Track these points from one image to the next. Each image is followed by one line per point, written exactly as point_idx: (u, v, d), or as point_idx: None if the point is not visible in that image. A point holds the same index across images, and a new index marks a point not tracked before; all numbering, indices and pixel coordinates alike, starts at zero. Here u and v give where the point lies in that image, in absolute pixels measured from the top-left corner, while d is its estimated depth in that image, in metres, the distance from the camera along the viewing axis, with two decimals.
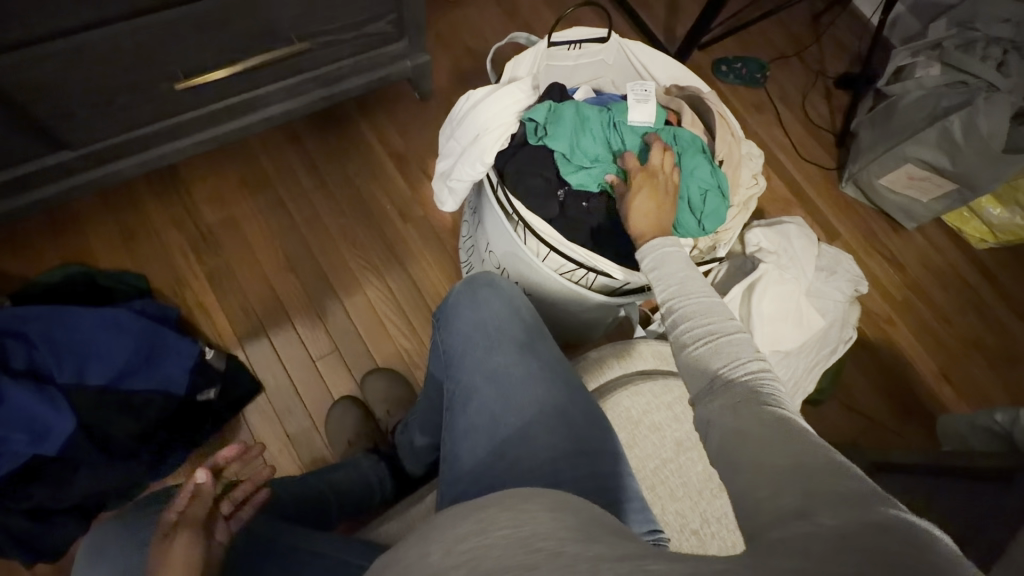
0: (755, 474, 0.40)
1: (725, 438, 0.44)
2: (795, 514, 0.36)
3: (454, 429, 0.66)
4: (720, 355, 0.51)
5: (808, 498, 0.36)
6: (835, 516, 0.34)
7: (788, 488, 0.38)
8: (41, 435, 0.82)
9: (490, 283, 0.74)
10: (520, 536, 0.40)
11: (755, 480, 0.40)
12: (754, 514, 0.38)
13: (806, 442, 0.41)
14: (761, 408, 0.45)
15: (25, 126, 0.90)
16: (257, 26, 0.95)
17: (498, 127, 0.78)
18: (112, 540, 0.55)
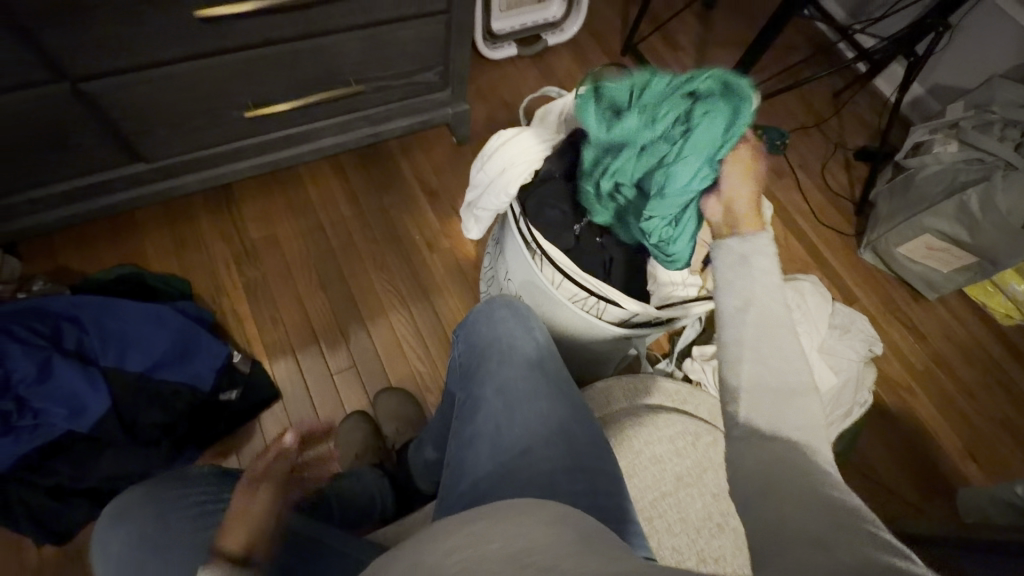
0: (778, 511, 0.40)
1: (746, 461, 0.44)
2: (814, 558, 0.35)
3: (461, 438, 0.69)
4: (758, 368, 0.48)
5: (830, 547, 0.35)
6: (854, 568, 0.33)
7: (814, 535, 0.36)
8: (78, 411, 0.89)
9: (508, 304, 0.79)
10: (514, 546, 0.41)
11: (777, 523, 0.39)
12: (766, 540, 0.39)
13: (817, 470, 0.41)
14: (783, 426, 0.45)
15: (112, 140, 1.03)
16: (321, 69, 1.08)
17: (522, 164, 0.84)
18: (133, 502, 0.60)
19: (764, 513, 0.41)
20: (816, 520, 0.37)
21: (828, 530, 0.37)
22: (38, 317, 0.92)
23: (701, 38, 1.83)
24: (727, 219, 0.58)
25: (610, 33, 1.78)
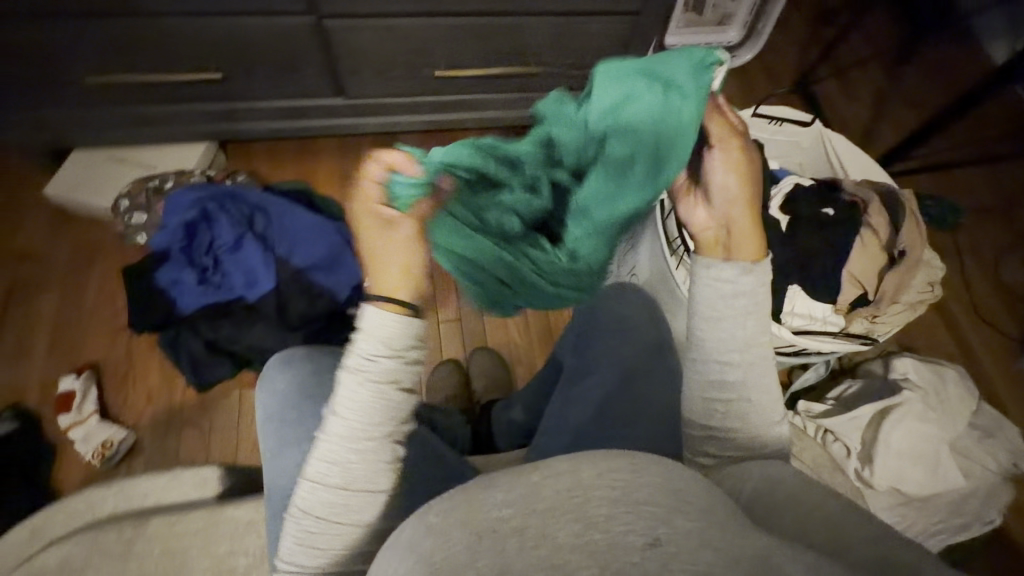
0: (761, 477, 0.50)
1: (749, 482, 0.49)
2: (786, 495, 0.47)
3: (568, 394, 0.74)
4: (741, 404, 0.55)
5: (821, 502, 0.45)
6: (813, 497, 0.46)
7: (782, 483, 0.49)
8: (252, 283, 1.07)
9: (636, 292, 0.82)
10: (626, 490, 0.39)
11: (770, 487, 0.48)
12: (762, 496, 0.48)
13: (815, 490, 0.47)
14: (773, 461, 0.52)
15: (325, 72, 1.20)
16: (510, 46, 1.18)
17: None
18: (298, 357, 0.71)
19: (757, 479, 0.50)
20: (772, 471, 0.51)
21: (804, 487, 0.48)
22: (236, 203, 1.09)
23: (886, 91, 1.70)
24: (726, 243, 0.57)
25: (786, 67, 1.72)
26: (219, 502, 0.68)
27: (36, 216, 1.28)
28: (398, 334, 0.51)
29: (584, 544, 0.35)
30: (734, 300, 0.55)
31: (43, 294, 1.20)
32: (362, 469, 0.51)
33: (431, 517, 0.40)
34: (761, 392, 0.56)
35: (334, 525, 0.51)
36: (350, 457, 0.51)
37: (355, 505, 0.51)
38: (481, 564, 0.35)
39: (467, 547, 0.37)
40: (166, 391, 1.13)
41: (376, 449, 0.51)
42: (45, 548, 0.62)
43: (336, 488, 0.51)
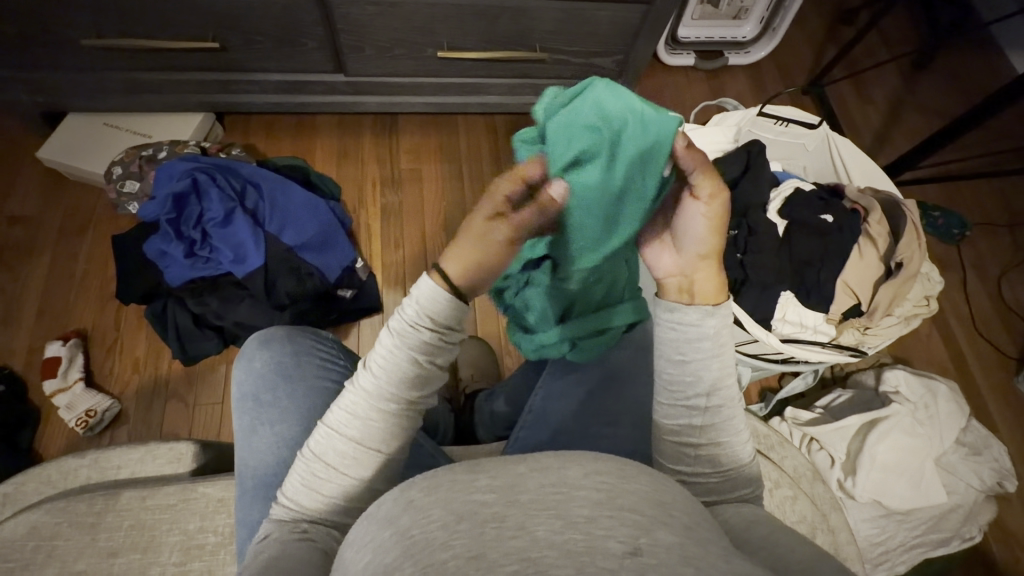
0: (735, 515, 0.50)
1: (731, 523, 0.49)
2: (758, 529, 0.48)
3: (548, 389, 0.72)
4: (714, 452, 0.55)
5: (786, 534, 0.46)
6: (779, 531, 0.47)
7: (755, 520, 0.49)
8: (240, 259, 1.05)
9: (626, 289, 0.80)
10: (603, 492, 0.41)
11: (744, 524, 0.49)
12: (734, 530, 0.48)
13: (790, 535, 0.46)
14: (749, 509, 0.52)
15: (326, 46, 1.17)
16: (517, 29, 1.15)
17: None
18: (278, 339, 0.69)
19: (732, 518, 0.50)
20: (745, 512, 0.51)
21: (775, 525, 0.48)
22: (228, 177, 1.07)
23: (901, 97, 1.66)
24: (688, 287, 0.55)
25: (801, 67, 1.68)
26: (192, 478, 0.68)
27: (29, 178, 1.27)
28: (445, 310, 0.52)
29: (562, 543, 0.36)
30: (699, 344, 0.54)
31: (32, 258, 1.19)
32: (366, 428, 0.51)
33: (413, 494, 0.42)
34: (730, 434, 0.56)
35: (336, 475, 0.51)
36: (370, 413, 0.51)
37: (362, 462, 0.51)
38: (456, 544, 0.36)
39: (445, 524, 0.38)
40: (153, 362, 1.13)
41: (389, 412, 0.51)
42: (15, 516, 0.62)
43: (348, 439, 0.51)
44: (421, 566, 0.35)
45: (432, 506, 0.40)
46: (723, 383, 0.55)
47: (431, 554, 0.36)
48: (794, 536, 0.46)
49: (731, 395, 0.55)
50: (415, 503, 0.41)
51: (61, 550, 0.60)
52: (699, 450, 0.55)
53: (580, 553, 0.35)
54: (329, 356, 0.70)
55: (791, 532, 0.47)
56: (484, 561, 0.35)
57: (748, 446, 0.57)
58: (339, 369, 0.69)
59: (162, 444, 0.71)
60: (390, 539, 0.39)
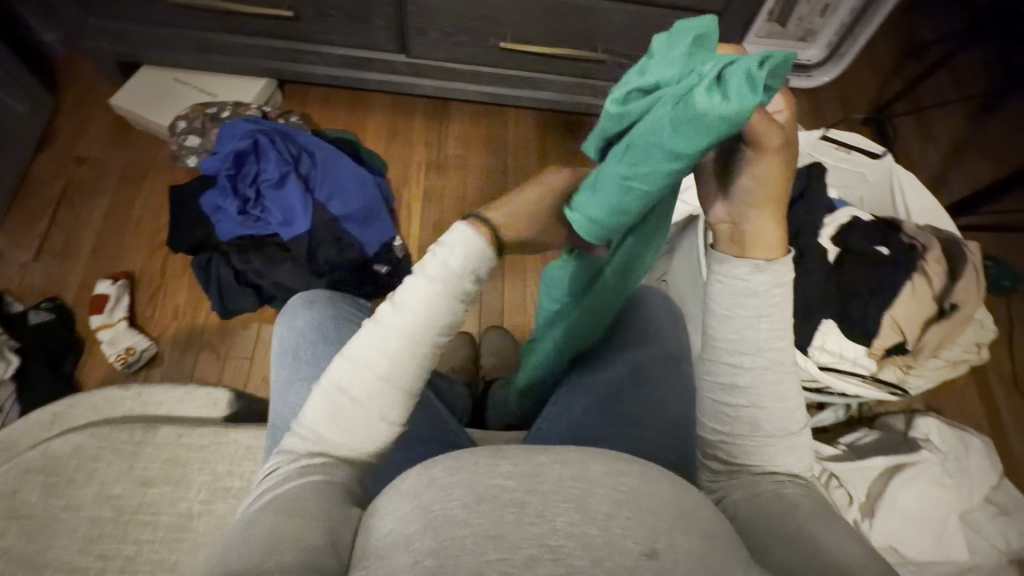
0: (757, 505, 0.49)
1: (763, 525, 0.47)
2: (779, 532, 0.46)
3: (576, 382, 0.74)
4: (754, 441, 0.52)
5: (815, 537, 0.45)
6: (803, 533, 0.45)
7: (782, 517, 0.47)
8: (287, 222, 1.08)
9: (663, 296, 0.81)
10: (624, 491, 0.41)
11: (764, 528, 0.47)
12: (760, 518, 0.48)
13: (822, 544, 0.44)
14: (791, 500, 0.49)
15: (393, 26, 1.19)
16: (582, 28, 1.15)
17: None
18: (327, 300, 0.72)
19: (754, 507, 0.49)
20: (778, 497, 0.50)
21: (804, 523, 0.46)
22: (287, 141, 1.11)
23: (967, 139, 1.60)
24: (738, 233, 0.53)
25: (865, 98, 1.63)
26: (225, 424, 0.70)
27: (100, 123, 1.33)
28: (480, 255, 0.49)
29: (580, 535, 0.37)
30: (744, 331, 0.51)
31: (93, 198, 1.25)
32: (384, 365, 0.47)
33: (436, 472, 0.41)
34: (779, 428, 0.53)
35: (354, 411, 0.47)
36: (395, 350, 0.47)
37: (385, 401, 0.48)
38: (475, 524, 0.37)
39: (465, 504, 0.38)
40: (194, 311, 1.17)
41: (401, 350, 0.48)
42: (61, 433, 0.66)
43: (374, 377, 0.47)
44: (439, 541, 0.36)
45: (457, 487, 0.40)
46: (776, 387, 0.52)
47: (451, 531, 0.36)
48: (824, 537, 0.44)
49: (780, 397, 0.52)
50: (435, 481, 0.41)
51: (100, 472, 0.64)
52: (729, 440, 0.53)
53: (598, 549, 0.36)
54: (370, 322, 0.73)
55: (824, 541, 0.44)
56: (504, 541, 0.36)
57: (788, 450, 0.53)
58: None
59: (200, 388, 0.73)
60: (411, 513, 0.39)
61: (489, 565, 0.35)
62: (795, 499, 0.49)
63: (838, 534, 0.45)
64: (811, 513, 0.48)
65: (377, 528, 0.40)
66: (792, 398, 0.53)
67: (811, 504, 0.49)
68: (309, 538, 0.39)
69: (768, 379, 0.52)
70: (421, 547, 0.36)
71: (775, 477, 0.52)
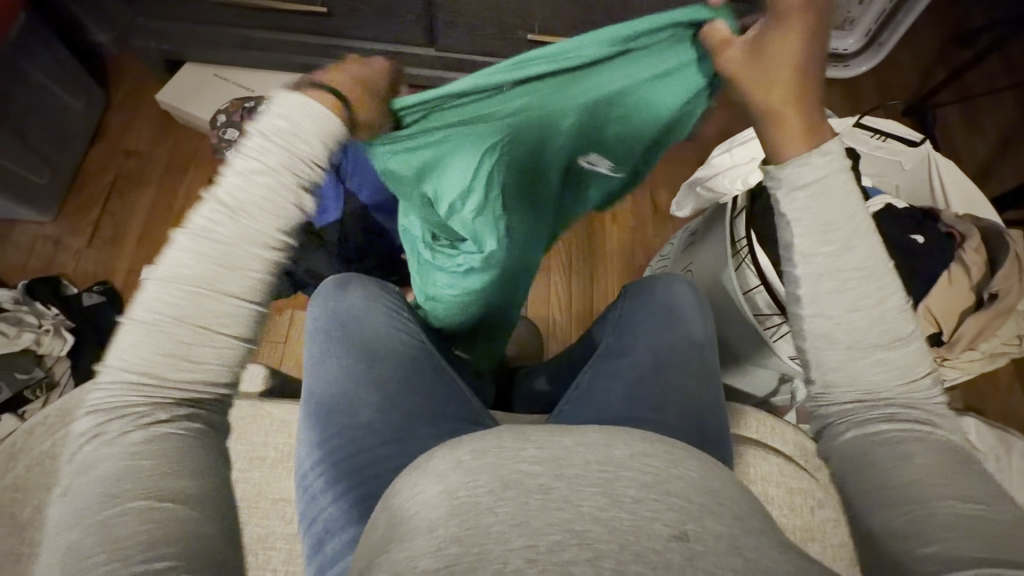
0: (864, 451, 0.49)
1: (884, 477, 0.47)
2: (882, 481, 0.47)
3: (599, 368, 0.74)
4: (857, 382, 0.50)
5: (921, 497, 0.44)
6: (901, 486, 0.45)
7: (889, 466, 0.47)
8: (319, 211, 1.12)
9: (688, 284, 0.81)
10: (653, 476, 0.42)
11: (873, 480, 0.47)
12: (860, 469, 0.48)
13: (954, 486, 0.44)
14: (911, 440, 0.48)
15: (424, 21, 1.22)
16: (610, 19, 1.15)
17: None
18: (355, 282, 0.75)
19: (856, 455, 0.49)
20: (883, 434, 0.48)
21: (922, 476, 0.45)
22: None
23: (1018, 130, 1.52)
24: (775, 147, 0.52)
25: (905, 87, 1.57)
26: (261, 398, 0.74)
27: (146, 118, 1.40)
28: (322, 119, 0.48)
29: (608, 519, 0.38)
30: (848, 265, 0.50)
31: (140, 189, 1.32)
32: (222, 253, 0.44)
33: (464, 454, 0.42)
34: (886, 349, 0.49)
35: (180, 327, 0.43)
36: (214, 254, 0.44)
37: (216, 312, 0.44)
38: (501, 512, 0.38)
39: (491, 491, 0.40)
40: None
41: (246, 241, 0.45)
42: None
43: (185, 287, 0.43)
44: (463, 529, 0.37)
45: (487, 472, 0.41)
46: (872, 321, 0.49)
47: (478, 517, 0.38)
48: (927, 492, 0.44)
49: (881, 330, 0.49)
50: (463, 463, 0.42)
51: None
52: (826, 392, 0.52)
53: (627, 535, 0.37)
54: (394, 305, 0.75)
55: (959, 483, 0.44)
56: (529, 527, 0.37)
57: (899, 380, 0.50)
58: (404, 317, 0.74)
59: None
60: (436, 498, 0.40)
61: (513, 552, 0.36)
62: (914, 436, 0.48)
63: (962, 491, 0.44)
64: (929, 449, 0.47)
65: (406, 506, 0.41)
66: (897, 336, 0.49)
67: (928, 447, 0.47)
68: (184, 494, 0.41)
69: (858, 318, 0.49)
70: (445, 534, 0.37)
71: (892, 415, 0.50)
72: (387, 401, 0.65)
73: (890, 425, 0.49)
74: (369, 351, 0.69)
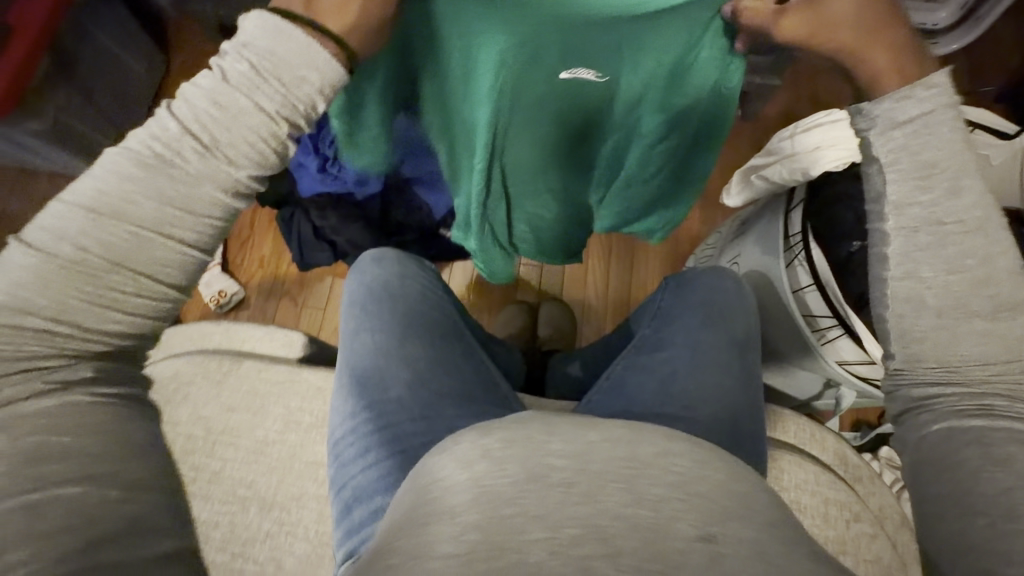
0: (947, 437, 0.48)
1: (951, 466, 0.47)
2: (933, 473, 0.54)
3: (632, 360, 0.72)
4: (956, 341, 0.48)
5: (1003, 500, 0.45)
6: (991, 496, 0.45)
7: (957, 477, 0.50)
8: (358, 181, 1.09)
9: (735, 281, 0.77)
10: (680, 478, 0.41)
11: (952, 468, 0.47)
12: (926, 456, 0.49)
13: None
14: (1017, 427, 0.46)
15: None
16: None
17: (844, 149, 0.76)
18: (390, 258, 0.76)
19: (925, 445, 0.49)
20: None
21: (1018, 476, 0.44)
22: None
23: None
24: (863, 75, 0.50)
25: (1001, 68, 1.42)
26: (298, 364, 0.77)
27: None
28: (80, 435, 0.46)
29: (630, 516, 0.38)
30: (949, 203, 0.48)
31: None
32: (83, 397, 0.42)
33: (490, 442, 0.43)
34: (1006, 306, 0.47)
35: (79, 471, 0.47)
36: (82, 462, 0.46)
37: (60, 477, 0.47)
38: (523, 503, 0.38)
39: (516, 481, 0.40)
40: (279, 262, 1.28)
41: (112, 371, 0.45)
42: (164, 359, 0.75)
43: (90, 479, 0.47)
44: (484, 518, 0.37)
45: (514, 461, 0.41)
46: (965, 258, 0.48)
47: (500, 505, 0.38)
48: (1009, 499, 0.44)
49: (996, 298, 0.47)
50: (490, 452, 0.42)
51: (194, 396, 0.72)
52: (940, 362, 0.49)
53: (649, 533, 0.37)
54: (429, 283, 0.76)
55: None
56: (550, 521, 0.37)
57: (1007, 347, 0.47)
58: (437, 295, 0.75)
59: (278, 329, 0.80)
60: (462, 484, 0.40)
61: (534, 544, 0.36)
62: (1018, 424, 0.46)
63: None
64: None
65: (428, 489, 0.42)
66: (1021, 342, 0.47)
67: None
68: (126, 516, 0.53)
69: (970, 335, 0.47)
70: (466, 520, 0.38)
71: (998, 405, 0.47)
72: (418, 378, 0.66)
73: (987, 422, 0.47)
74: (401, 327, 0.70)
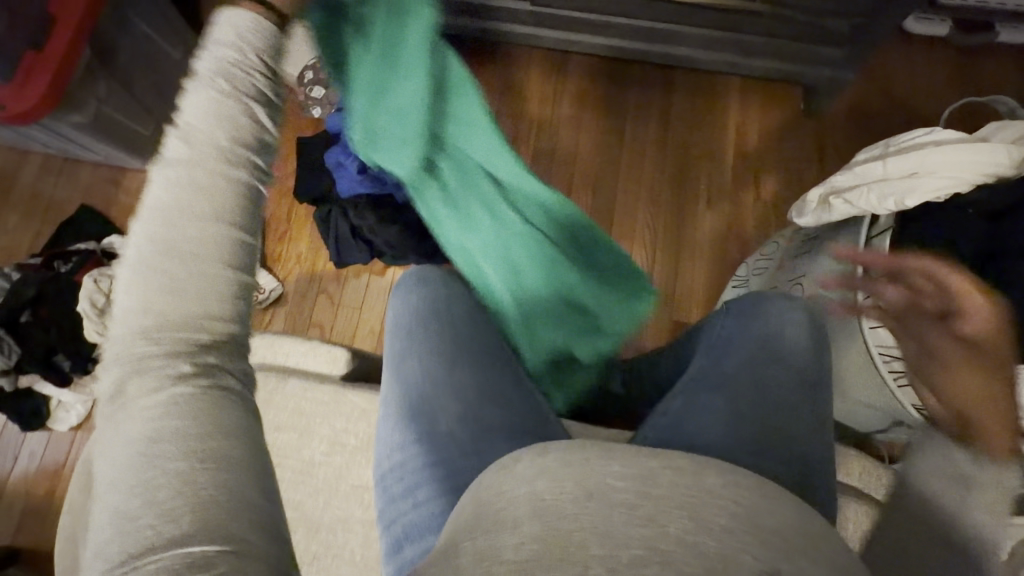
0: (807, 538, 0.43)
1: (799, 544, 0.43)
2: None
3: (692, 396, 0.68)
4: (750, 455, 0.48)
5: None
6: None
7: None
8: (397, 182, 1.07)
9: (805, 311, 0.71)
10: (745, 513, 0.42)
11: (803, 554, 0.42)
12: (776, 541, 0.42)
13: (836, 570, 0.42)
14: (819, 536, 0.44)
15: None
16: None
17: (946, 179, 0.73)
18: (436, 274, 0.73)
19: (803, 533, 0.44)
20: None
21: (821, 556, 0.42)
22: None
23: None
24: None
25: None
26: (342, 383, 0.76)
27: None
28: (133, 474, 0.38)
29: (693, 542, 0.39)
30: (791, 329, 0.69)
31: None
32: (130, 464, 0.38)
33: (550, 462, 0.45)
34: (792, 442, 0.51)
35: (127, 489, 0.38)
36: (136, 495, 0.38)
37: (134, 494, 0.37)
38: (581, 520, 0.40)
39: (576, 498, 0.42)
40: (317, 258, 1.27)
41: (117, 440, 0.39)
42: None
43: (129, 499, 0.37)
44: (546, 528, 0.40)
45: (571, 473, 0.44)
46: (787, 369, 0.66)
47: (561, 518, 0.40)
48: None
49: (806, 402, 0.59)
50: (549, 470, 0.44)
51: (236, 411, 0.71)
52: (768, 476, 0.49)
53: (716, 564, 0.38)
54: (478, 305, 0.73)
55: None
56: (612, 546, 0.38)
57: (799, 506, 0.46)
58: (486, 320, 0.73)
59: (322, 345, 0.80)
60: (523, 496, 0.43)
61: (595, 559, 0.38)
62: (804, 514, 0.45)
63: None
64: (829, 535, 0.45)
65: (492, 501, 0.44)
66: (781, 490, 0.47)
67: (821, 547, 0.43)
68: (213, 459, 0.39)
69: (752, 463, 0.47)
70: (528, 530, 0.40)
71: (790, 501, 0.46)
72: (469, 411, 0.63)
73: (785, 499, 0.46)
74: (451, 352, 0.68)
